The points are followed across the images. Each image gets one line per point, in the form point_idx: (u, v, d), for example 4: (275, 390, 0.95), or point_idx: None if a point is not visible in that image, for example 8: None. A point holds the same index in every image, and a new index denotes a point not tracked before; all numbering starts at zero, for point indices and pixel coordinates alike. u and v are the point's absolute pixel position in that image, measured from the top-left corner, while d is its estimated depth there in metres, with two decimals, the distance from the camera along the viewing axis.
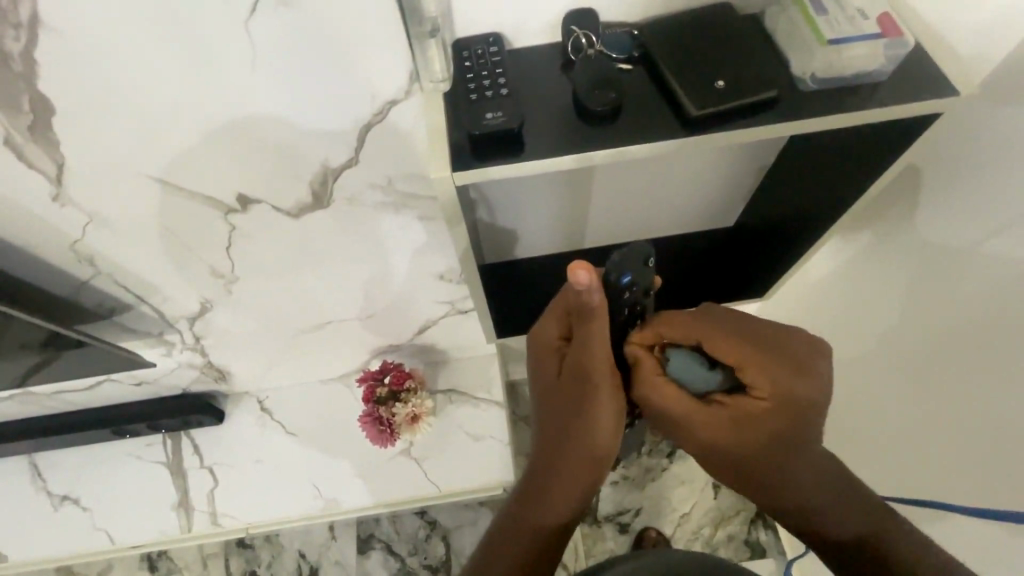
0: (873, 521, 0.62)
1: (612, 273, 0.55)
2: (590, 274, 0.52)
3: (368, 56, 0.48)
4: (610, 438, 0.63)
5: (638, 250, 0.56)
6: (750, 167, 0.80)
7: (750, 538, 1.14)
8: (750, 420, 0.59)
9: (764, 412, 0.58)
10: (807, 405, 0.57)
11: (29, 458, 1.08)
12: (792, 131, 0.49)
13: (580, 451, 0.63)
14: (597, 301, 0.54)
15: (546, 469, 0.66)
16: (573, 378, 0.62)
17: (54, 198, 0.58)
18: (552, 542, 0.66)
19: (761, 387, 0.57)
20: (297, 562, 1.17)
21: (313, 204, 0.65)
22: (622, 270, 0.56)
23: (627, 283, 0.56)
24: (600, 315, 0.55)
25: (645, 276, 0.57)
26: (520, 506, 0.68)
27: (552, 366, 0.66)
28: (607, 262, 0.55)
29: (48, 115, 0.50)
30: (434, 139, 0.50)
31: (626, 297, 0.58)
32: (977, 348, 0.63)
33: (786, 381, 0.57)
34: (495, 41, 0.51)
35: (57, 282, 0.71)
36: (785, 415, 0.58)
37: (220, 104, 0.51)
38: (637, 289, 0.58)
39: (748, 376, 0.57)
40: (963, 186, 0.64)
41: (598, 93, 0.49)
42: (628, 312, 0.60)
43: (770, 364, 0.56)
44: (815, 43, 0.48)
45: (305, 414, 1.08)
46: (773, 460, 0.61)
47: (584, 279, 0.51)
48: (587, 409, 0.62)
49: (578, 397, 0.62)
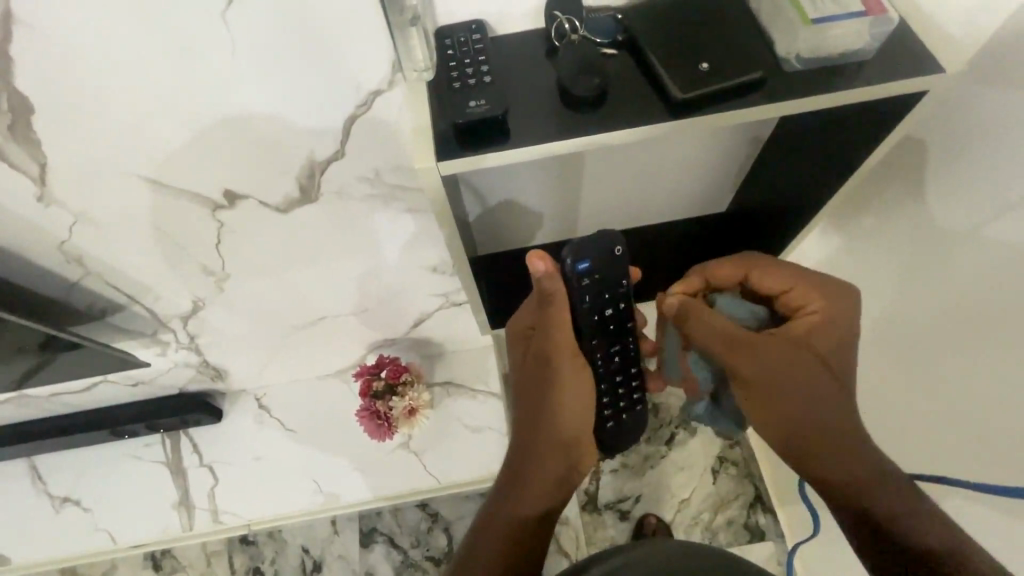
0: (890, 492, 0.61)
1: (571, 257, 0.61)
2: (545, 262, 0.59)
3: (348, 45, 0.48)
4: (576, 419, 0.67)
5: (599, 240, 0.62)
6: (741, 150, 0.80)
7: (749, 521, 1.15)
8: (802, 337, 0.64)
9: (813, 330, 0.64)
10: (843, 326, 0.64)
11: (29, 460, 1.08)
12: (777, 114, 0.49)
13: (549, 435, 0.66)
14: (551, 284, 0.60)
15: (522, 460, 0.67)
16: (538, 363, 0.66)
17: (39, 198, 0.58)
18: (530, 537, 0.64)
19: (807, 308, 0.66)
20: (301, 557, 1.18)
21: (301, 199, 0.64)
22: (580, 257, 0.61)
23: (584, 270, 0.62)
24: (558, 298, 0.61)
25: (606, 261, 0.62)
26: (496, 501, 0.68)
27: (520, 357, 0.69)
28: (566, 248, 0.62)
29: (28, 113, 0.49)
30: (418, 130, 0.49)
31: (589, 283, 0.63)
32: (970, 326, 0.63)
33: (827, 303, 0.65)
34: (477, 28, 0.51)
35: (46, 283, 0.70)
36: (831, 331, 0.64)
37: (201, 102, 0.51)
38: (597, 276, 0.63)
39: (791, 300, 0.67)
40: (952, 166, 0.64)
41: (583, 79, 0.49)
42: (592, 300, 0.64)
43: (809, 289, 0.66)
44: (800, 23, 0.48)
45: (304, 410, 1.08)
46: (829, 390, 0.63)
47: (540, 266, 0.59)
48: (552, 392, 0.65)
49: (543, 383, 0.65)
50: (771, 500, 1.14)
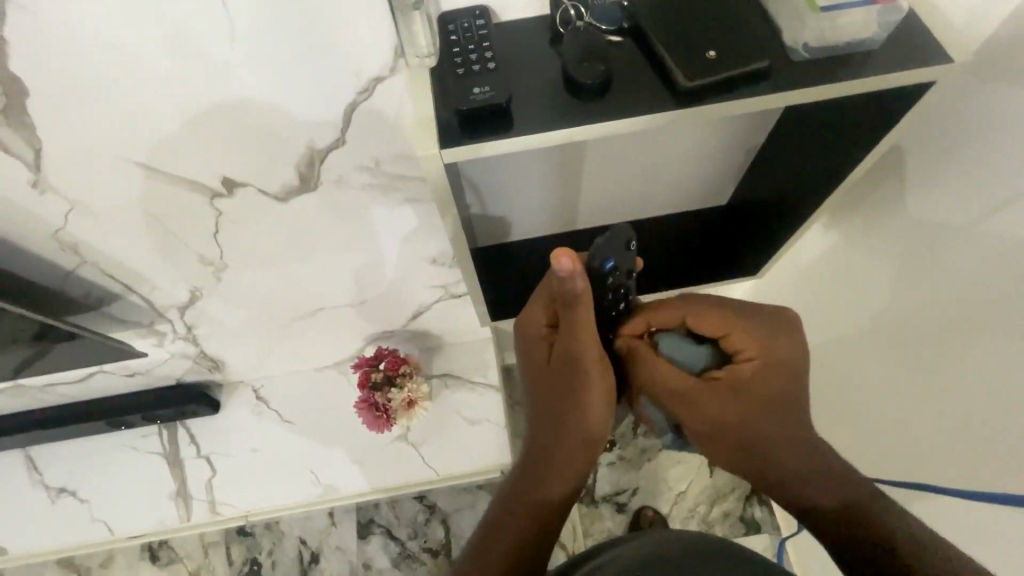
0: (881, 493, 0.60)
1: (598, 257, 0.57)
2: (573, 262, 0.51)
3: (351, 31, 0.47)
4: (602, 420, 0.65)
5: (619, 236, 0.57)
6: (743, 141, 0.80)
7: (745, 514, 1.16)
8: (746, 385, 0.62)
9: (757, 375, 0.62)
10: (793, 369, 0.62)
11: (25, 451, 1.08)
12: (783, 102, 0.48)
13: (575, 433, 0.64)
14: (581, 288, 0.54)
15: (546, 445, 0.66)
16: (564, 364, 0.62)
17: (34, 184, 0.57)
18: (552, 525, 0.66)
19: (746, 350, 0.62)
20: (298, 548, 1.18)
21: (301, 187, 0.63)
22: (606, 257, 0.57)
23: (610, 268, 0.58)
24: (584, 302, 0.56)
25: (627, 259, 0.59)
26: (518, 488, 0.68)
27: (541, 353, 0.66)
28: (592, 248, 0.57)
29: (21, 96, 0.48)
30: (420, 118, 0.49)
31: (611, 281, 0.60)
32: (969, 318, 0.63)
33: (765, 342, 0.62)
34: (481, 14, 0.50)
35: (42, 272, 0.69)
36: (764, 377, 0.62)
37: (199, 87, 0.50)
38: (620, 273, 0.60)
39: (732, 342, 0.63)
40: (954, 161, 0.64)
41: (589, 65, 0.48)
42: (612, 296, 0.62)
43: (751, 330, 0.62)
44: (808, 10, 0.48)
45: (301, 401, 1.08)
46: (769, 437, 0.62)
47: (566, 267, 0.51)
48: (578, 394, 0.63)
49: (567, 378, 0.63)
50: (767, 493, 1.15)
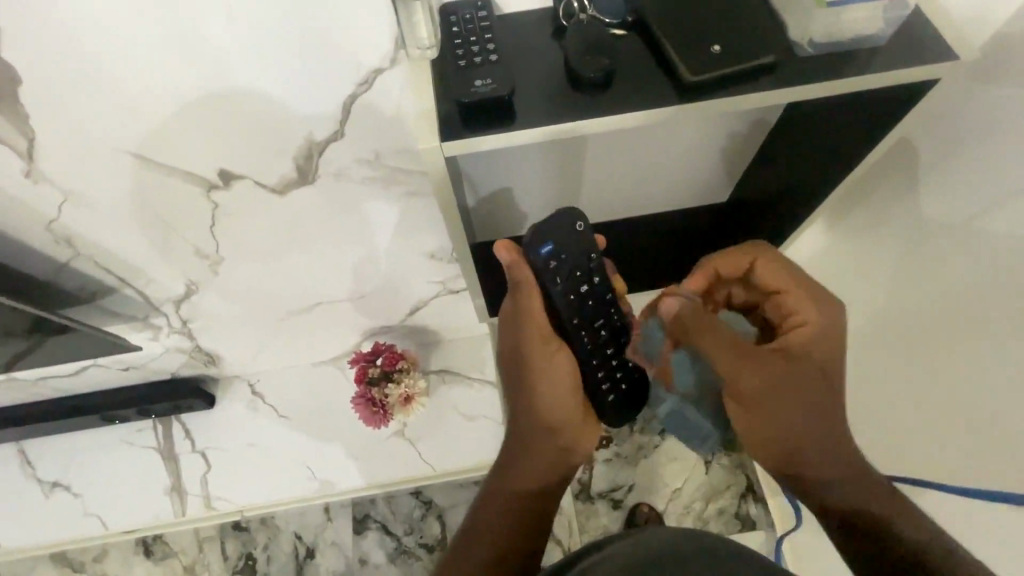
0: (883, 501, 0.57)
1: (534, 244, 0.61)
2: (509, 251, 0.61)
3: (350, 21, 0.46)
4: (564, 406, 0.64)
5: (557, 221, 0.61)
6: (745, 137, 0.80)
7: (740, 511, 1.16)
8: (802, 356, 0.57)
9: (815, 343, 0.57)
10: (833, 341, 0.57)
11: (17, 445, 1.07)
12: (788, 97, 0.48)
13: (541, 419, 0.63)
14: (523, 275, 0.61)
15: (513, 449, 0.65)
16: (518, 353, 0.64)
17: (26, 173, 0.56)
18: (531, 520, 0.61)
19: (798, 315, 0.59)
20: (294, 544, 1.17)
21: (299, 179, 0.63)
22: (543, 242, 0.61)
23: (548, 252, 0.61)
24: (529, 289, 0.61)
25: (572, 240, 0.62)
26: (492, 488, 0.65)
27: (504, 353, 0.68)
28: (531, 235, 0.62)
29: (13, 84, 0.47)
30: (422, 110, 0.48)
31: (557, 266, 0.62)
32: (964, 318, 0.64)
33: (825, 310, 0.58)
34: (484, 5, 0.49)
35: (36, 264, 0.68)
36: (830, 341, 0.57)
37: (193, 74, 0.49)
38: (566, 257, 0.62)
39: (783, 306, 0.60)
40: (954, 158, 0.64)
41: (592, 59, 0.48)
42: (568, 280, 0.63)
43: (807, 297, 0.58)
44: (815, 5, 0.47)
45: (297, 396, 1.07)
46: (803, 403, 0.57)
47: (504, 256, 0.60)
48: (535, 377, 0.63)
49: (522, 380, 0.63)
50: (763, 490, 1.16)
